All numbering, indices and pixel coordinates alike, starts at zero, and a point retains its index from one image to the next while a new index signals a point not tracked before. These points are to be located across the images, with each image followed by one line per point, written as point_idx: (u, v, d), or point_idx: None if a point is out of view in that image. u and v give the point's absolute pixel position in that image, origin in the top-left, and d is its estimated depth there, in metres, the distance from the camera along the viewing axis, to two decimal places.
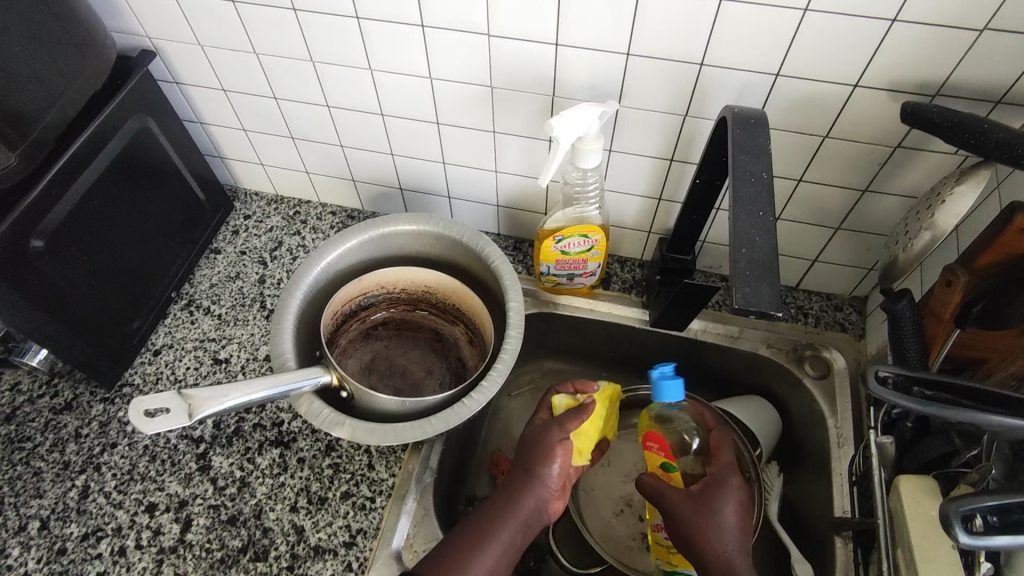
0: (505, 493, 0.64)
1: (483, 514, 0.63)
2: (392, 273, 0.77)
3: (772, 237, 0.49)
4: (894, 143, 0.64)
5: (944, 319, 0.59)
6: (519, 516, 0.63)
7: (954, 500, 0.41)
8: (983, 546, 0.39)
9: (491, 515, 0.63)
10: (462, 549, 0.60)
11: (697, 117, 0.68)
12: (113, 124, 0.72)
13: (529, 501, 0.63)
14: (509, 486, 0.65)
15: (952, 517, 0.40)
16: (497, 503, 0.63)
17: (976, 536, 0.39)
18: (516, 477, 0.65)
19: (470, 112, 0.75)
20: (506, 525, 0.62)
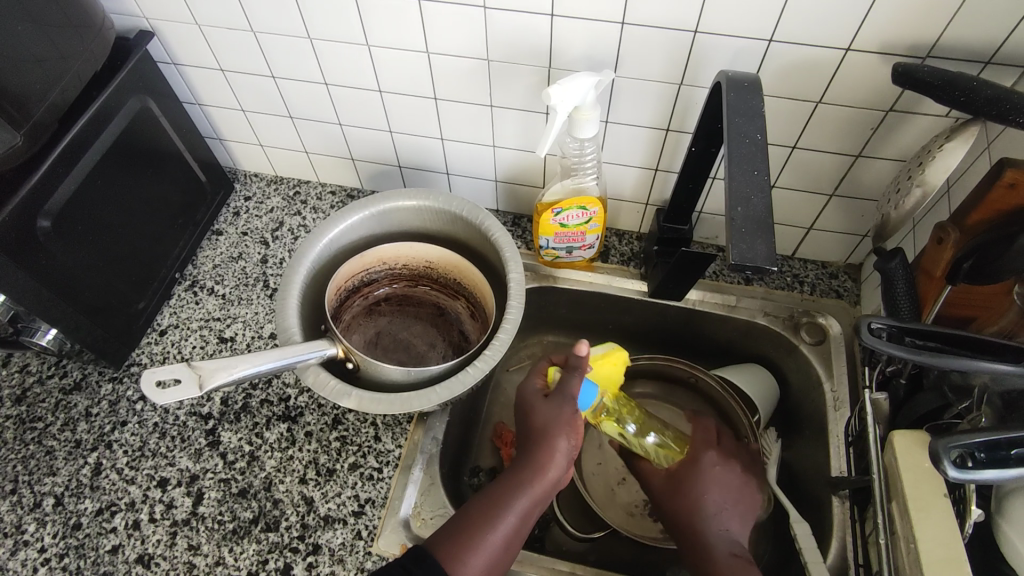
0: (522, 466, 0.59)
1: (501, 488, 0.58)
2: (393, 248, 0.79)
3: (766, 197, 0.50)
4: (887, 106, 0.65)
5: (937, 275, 0.61)
6: (539, 488, 0.58)
7: (943, 438, 0.45)
8: (971, 480, 0.43)
9: (509, 488, 0.57)
10: (475, 525, 0.55)
11: (692, 86, 0.69)
12: (114, 105, 0.72)
13: (550, 473, 0.58)
14: (525, 459, 0.59)
15: (943, 455, 0.44)
16: (520, 474, 0.58)
17: (963, 471, 0.43)
18: (531, 449, 0.60)
19: (467, 86, 0.75)
20: (526, 499, 0.57)
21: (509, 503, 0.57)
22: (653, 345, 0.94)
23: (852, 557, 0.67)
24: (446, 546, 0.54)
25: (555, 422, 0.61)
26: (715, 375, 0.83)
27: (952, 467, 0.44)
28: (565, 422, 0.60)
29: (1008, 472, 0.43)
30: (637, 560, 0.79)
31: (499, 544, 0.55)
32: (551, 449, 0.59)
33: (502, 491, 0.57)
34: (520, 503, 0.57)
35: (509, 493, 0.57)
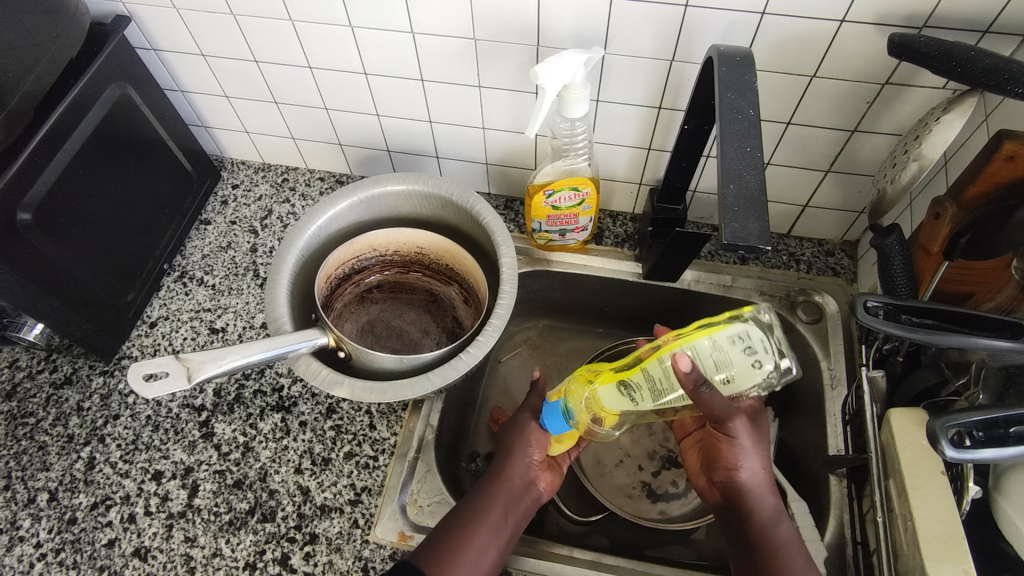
0: (489, 480, 0.66)
1: (472, 499, 0.64)
2: (383, 235, 0.77)
3: (759, 174, 0.49)
4: (883, 79, 0.64)
5: (934, 251, 0.60)
6: (505, 500, 0.64)
7: (941, 416, 0.45)
8: (968, 460, 0.43)
9: (482, 502, 0.63)
10: (454, 536, 0.61)
11: (684, 62, 0.67)
12: (92, 93, 0.70)
13: (512, 484, 0.65)
14: (491, 474, 0.67)
15: (941, 435, 0.43)
16: (486, 487, 0.65)
17: (961, 450, 0.43)
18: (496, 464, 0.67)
19: (454, 66, 0.73)
20: (495, 509, 0.63)
21: (482, 515, 0.62)
22: (649, 326, 0.93)
23: (850, 535, 0.67)
24: (429, 558, 0.59)
25: (516, 443, 0.68)
26: None
27: (951, 446, 0.43)
28: (526, 442, 0.68)
29: (1007, 450, 0.43)
30: (636, 542, 0.79)
31: (478, 548, 0.60)
32: (512, 465, 0.67)
33: (476, 503, 0.63)
34: (492, 514, 0.63)
35: (483, 507, 0.63)
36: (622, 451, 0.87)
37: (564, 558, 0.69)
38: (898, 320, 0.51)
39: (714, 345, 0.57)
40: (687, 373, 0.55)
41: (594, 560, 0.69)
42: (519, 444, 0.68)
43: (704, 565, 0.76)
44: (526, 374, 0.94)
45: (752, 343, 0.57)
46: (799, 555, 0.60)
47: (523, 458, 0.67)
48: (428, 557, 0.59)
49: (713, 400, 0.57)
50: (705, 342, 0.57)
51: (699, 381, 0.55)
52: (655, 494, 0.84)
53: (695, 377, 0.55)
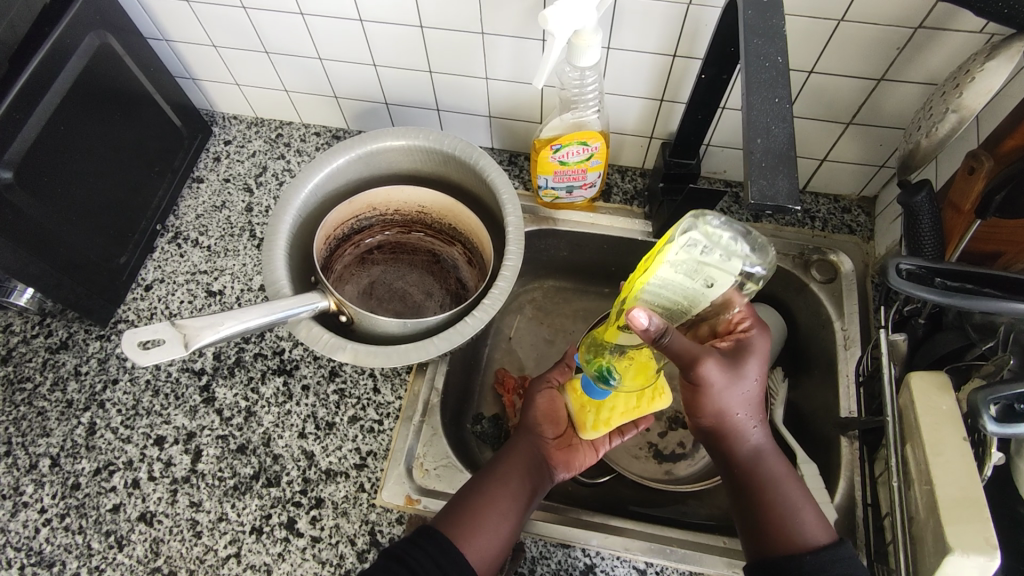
0: (503, 452, 0.66)
1: (487, 471, 0.64)
2: (383, 193, 0.74)
3: (789, 127, 0.45)
4: (916, 23, 0.60)
5: (965, 209, 0.57)
6: (518, 468, 0.64)
7: (981, 389, 0.43)
8: (1005, 433, 0.42)
9: (497, 471, 0.63)
10: (474, 508, 0.60)
11: (703, 6, 0.63)
12: (71, 42, 0.66)
13: (525, 455, 0.65)
14: (506, 448, 0.67)
15: (981, 407, 0.43)
16: (501, 459, 0.65)
17: (1001, 424, 0.42)
18: (512, 439, 0.67)
19: (456, 11, 0.69)
20: (511, 476, 0.63)
21: (497, 482, 0.62)
22: None
23: (860, 497, 0.66)
24: (452, 526, 0.59)
25: (526, 421, 0.68)
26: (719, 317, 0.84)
27: (992, 421, 0.42)
28: (538, 420, 0.68)
29: None
30: (642, 502, 0.79)
31: (495, 519, 0.60)
32: (523, 441, 0.67)
33: (491, 473, 0.63)
34: (510, 482, 0.62)
35: (498, 474, 0.63)
36: None
37: (572, 520, 0.68)
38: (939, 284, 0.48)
39: (680, 268, 0.51)
40: (647, 329, 0.50)
41: (603, 523, 0.69)
42: (528, 424, 0.68)
43: (710, 524, 0.77)
44: (530, 335, 0.92)
45: (712, 245, 0.50)
46: (797, 497, 0.58)
47: (535, 436, 0.67)
48: (449, 524, 0.59)
49: (674, 346, 0.52)
50: (665, 270, 0.51)
51: (661, 330, 0.50)
52: (661, 454, 0.84)
53: (656, 327, 0.50)
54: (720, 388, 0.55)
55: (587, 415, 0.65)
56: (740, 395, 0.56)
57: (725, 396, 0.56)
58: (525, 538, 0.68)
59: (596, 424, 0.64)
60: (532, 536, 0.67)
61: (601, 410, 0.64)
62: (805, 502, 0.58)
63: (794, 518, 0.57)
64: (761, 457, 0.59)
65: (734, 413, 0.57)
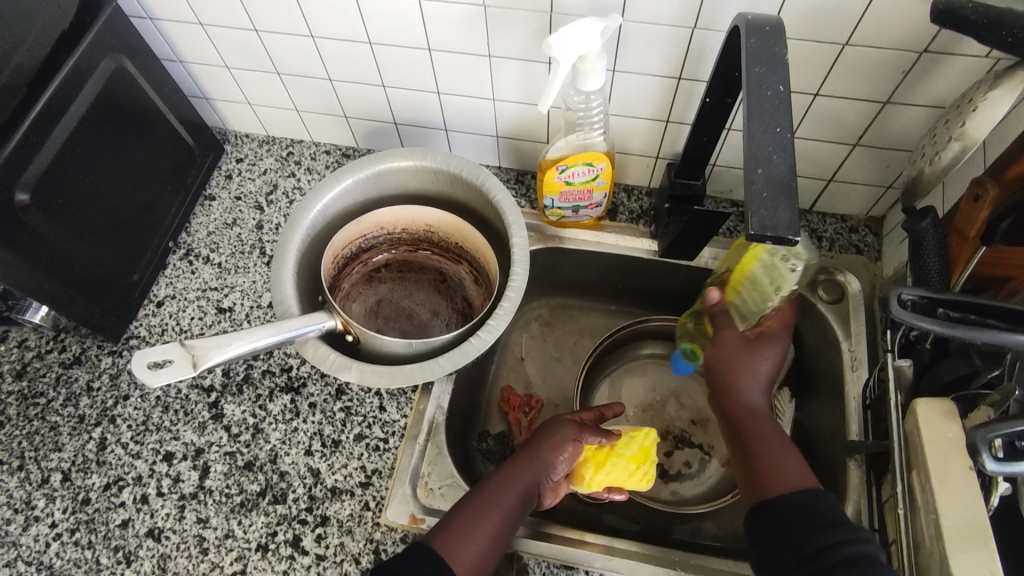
0: (509, 469, 0.64)
1: (489, 488, 0.62)
2: (390, 213, 0.75)
3: (791, 157, 0.45)
4: (921, 47, 0.60)
5: (971, 236, 0.56)
6: (519, 493, 0.63)
7: (982, 427, 0.43)
8: (1006, 472, 0.41)
9: (497, 491, 0.62)
10: (466, 526, 0.59)
11: (706, 30, 0.63)
12: (89, 64, 0.68)
13: (530, 483, 0.64)
14: (513, 465, 0.64)
15: (979, 445, 0.43)
16: (507, 479, 0.63)
17: (1000, 462, 0.42)
18: (522, 459, 0.65)
19: (463, 34, 0.70)
20: (510, 501, 0.62)
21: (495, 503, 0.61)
22: (664, 304, 0.92)
23: (867, 522, 0.66)
24: (442, 540, 0.58)
25: (544, 449, 0.65)
26: None
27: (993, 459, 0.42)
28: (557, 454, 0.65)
29: None
30: (647, 522, 0.79)
31: (484, 541, 0.59)
32: (535, 467, 0.64)
33: (491, 491, 0.62)
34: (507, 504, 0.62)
35: (497, 494, 0.62)
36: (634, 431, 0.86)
37: (575, 541, 0.68)
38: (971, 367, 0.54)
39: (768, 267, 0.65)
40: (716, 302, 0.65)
41: (604, 544, 0.68)
42: (547, 452, 0.65)
43: (716, 546, 0.76)
44: (536, 353, 0.92)
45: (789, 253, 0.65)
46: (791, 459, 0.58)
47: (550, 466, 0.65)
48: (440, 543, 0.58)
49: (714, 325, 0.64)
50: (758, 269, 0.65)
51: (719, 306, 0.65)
52: (667, 474, 0.83)
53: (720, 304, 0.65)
54: (734, 348, 0.61)
55: (586, 471, 0.66)
56: (756, 360, 0.61)
57: (738, 360, 0.61)
58: (528, 559, 0.68)
59: (590, 482, 0.66)
60: (530, 556, 0.67)
61: (599, 471, 0.66)
62: (799, 466, 0.57)
63: (779, 473, 0.57)
64: (755, 416, 0.60)
65: (748, 375, 0.61)
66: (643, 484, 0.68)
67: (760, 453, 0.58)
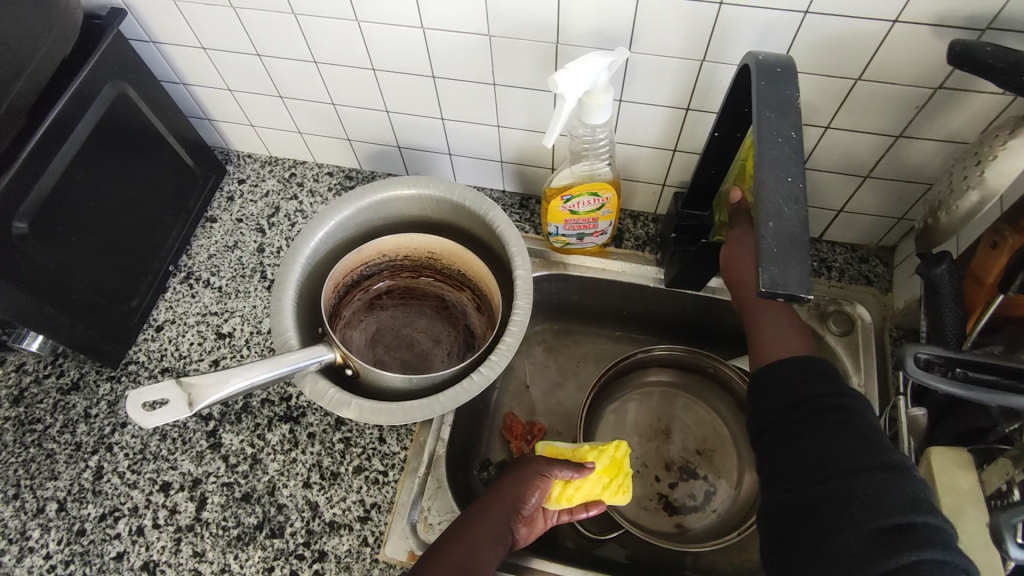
0: (479, 510, 0.62)
1: (462, 533, 0.60)
2: (393, 241, 0.74)
3: (803, 207, 0.43)
4: (936, 84, 0.58)
5: (988, 282, 0.55)
6: (491, 535, 0.60)
7: None
8: None
9: (470, 536, 0.59)
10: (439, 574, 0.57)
11: (716, 62, 0.62)
12: (90, 91, 0.67)
13: (502, 524, 0.62)
14: (484, 506, 0.62)
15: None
16: (479, 520, 0.61)
17: None
18: (492, 499, 0.63)
19: (468, 63, 0.69)
20: (483, 544, 0.59)
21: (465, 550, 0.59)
22: (669, 331, 0.90)
23: None
24: None
25: (513, 487, 0.64)
26: (735, 367, 0.83)
27: None
28: (522, 489, 0.63)
29: None
30: (651, 557, 0.77)
31: None
32: (505, 506, 0.62)
33: (464, 536, 0.59)
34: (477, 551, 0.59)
35: (467, 539, 0.59)
36: (638, 461, 0.84)
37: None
38: (988, 412, 0.54)
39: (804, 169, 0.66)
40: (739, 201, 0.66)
41: None
42: (517, 490, 0.63)
43: None
44: (539, 378, 0.91)
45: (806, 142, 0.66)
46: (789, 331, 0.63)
47: (516, 504, 0.63)
48: None
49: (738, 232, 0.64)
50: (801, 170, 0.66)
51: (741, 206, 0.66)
52: (672, 506, 0.82)
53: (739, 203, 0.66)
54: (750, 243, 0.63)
55: (554, 487, 0.67)
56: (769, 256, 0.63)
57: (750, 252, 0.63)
58: None
59: (559, 497, 0.66)
60: None
61: (570, 483, 0.67)
62: (799, 339, 0.61)
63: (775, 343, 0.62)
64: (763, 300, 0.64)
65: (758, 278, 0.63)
66: (618, 496, 0.69)
67: (761, 329, 0.64)
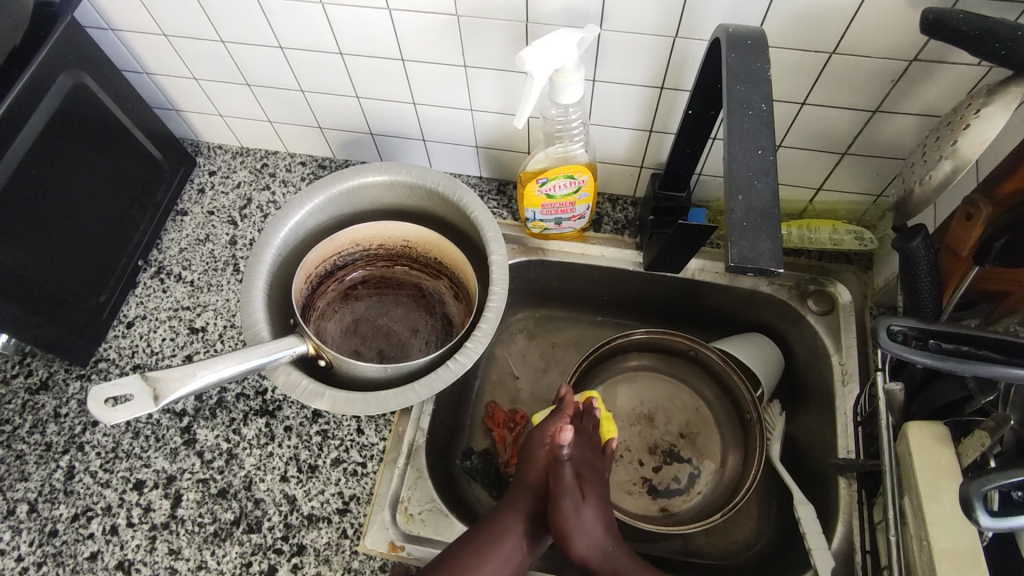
0: (506, 502, 0.62)
1: (486, 525, 0.60)
2: (366, 229, 0.72)
3: (773, 181, 0.42)
4: (910, 56, 0.57)
5: (964, 255, 0.54)
6: (516, 526, 0.60)
7: (975, 478, 0.39)
8: (1002, 528, 0.37)
9: (494, 527, 0.59)
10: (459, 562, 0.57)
11: (688, 39, 0.61)
12: (43, 81, 0.64)
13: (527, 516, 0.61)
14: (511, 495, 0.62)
15: (975, 500, 0.37)
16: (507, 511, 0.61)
17: (995, 517, 0.37)
18: (518, 487, 0.62)
19: (436, 45, 0.67)
20: (506, 536, 0.59)
21: (497, 535, 0.59)
22: (651, 315, 0.90)
23: (858, 543, 0.65)
24: None
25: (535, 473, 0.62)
26: (716, 347, 0.82)
27: (985, 513, 0.38)
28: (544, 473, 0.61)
29: None
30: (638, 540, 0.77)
31: None
32: (526, 490, 0.62)
33: (490, 525, 0.60)
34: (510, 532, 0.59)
35: (493, 530, 0.59)
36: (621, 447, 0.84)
37: None
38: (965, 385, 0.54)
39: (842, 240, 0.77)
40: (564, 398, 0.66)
41: None
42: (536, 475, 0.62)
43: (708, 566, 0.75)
44: (521, 365, 0.90)
45: (864, 238, 0.76)
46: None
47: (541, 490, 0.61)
48: None
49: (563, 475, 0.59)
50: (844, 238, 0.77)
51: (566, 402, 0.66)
52: (656, 490, 0.81)
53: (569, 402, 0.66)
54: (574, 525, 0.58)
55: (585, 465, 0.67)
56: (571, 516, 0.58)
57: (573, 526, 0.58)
58: None
59: None
60: None
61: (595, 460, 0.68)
62: None
63: None
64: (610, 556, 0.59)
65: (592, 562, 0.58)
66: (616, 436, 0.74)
67: None
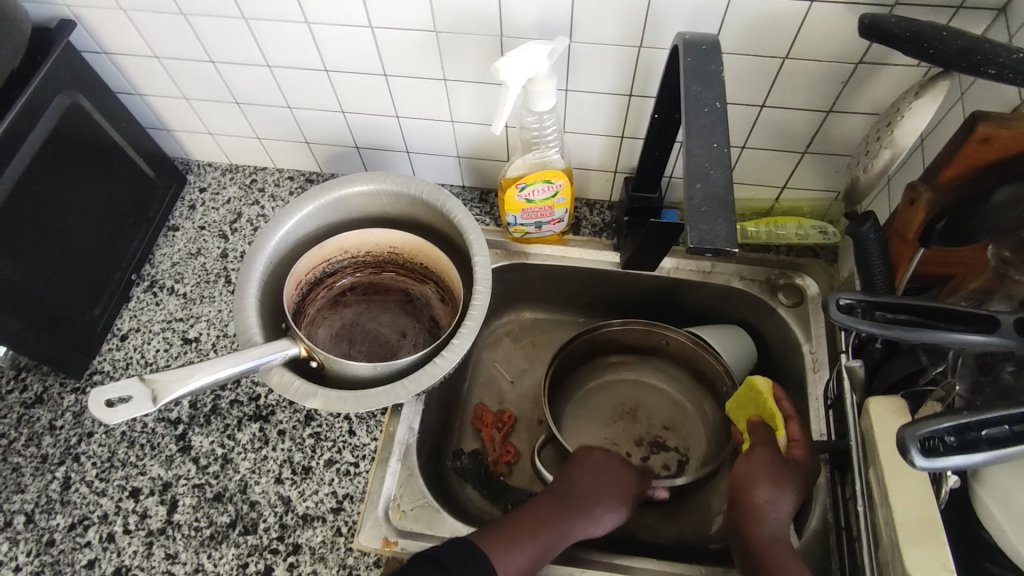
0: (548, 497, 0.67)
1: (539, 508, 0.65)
2: (354, 236, 0.75)
3: (728, 172, 0.46)
4: (855, 59, 0.62)
5: (910, 238, 0.60)
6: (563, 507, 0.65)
7: (913, 425, 0.43)
8: (938, 468, 0.41)
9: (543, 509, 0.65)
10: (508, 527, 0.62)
11: (652, 48, 0.65)
12: (42, 101, 0.68)
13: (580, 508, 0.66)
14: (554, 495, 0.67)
15: (911, 445, 0.42)
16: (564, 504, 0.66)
17: (930, 459, 0.41)
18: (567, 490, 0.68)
19: (416, 60, 0.71)
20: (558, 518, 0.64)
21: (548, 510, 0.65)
22: (631, 314, 0.93)
23: (833, 521, 0.68)
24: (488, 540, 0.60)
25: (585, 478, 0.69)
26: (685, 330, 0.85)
27: (921, 454, 0.42)
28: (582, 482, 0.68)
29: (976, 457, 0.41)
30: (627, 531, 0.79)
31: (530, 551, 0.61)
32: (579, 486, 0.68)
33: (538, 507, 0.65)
34: (574, 504, 0.66)
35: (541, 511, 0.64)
36: (606, 441, 0.87)
37: None
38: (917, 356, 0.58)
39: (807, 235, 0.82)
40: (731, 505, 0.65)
41: (580, 557, 0.68)
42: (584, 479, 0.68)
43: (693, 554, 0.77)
44: (508, 367, 0.93)
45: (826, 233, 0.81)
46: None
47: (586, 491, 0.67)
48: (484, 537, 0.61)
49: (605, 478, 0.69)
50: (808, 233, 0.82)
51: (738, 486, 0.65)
52: None
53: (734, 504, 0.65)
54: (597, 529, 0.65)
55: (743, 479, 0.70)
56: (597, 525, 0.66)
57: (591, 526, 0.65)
58: None
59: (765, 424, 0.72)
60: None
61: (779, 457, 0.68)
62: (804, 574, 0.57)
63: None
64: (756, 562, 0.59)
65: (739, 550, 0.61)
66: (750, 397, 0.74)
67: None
